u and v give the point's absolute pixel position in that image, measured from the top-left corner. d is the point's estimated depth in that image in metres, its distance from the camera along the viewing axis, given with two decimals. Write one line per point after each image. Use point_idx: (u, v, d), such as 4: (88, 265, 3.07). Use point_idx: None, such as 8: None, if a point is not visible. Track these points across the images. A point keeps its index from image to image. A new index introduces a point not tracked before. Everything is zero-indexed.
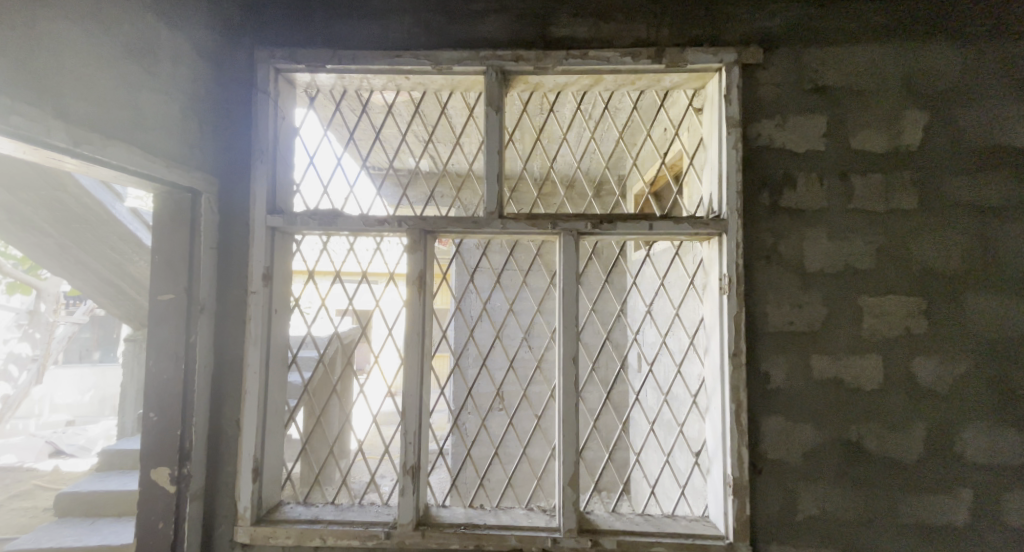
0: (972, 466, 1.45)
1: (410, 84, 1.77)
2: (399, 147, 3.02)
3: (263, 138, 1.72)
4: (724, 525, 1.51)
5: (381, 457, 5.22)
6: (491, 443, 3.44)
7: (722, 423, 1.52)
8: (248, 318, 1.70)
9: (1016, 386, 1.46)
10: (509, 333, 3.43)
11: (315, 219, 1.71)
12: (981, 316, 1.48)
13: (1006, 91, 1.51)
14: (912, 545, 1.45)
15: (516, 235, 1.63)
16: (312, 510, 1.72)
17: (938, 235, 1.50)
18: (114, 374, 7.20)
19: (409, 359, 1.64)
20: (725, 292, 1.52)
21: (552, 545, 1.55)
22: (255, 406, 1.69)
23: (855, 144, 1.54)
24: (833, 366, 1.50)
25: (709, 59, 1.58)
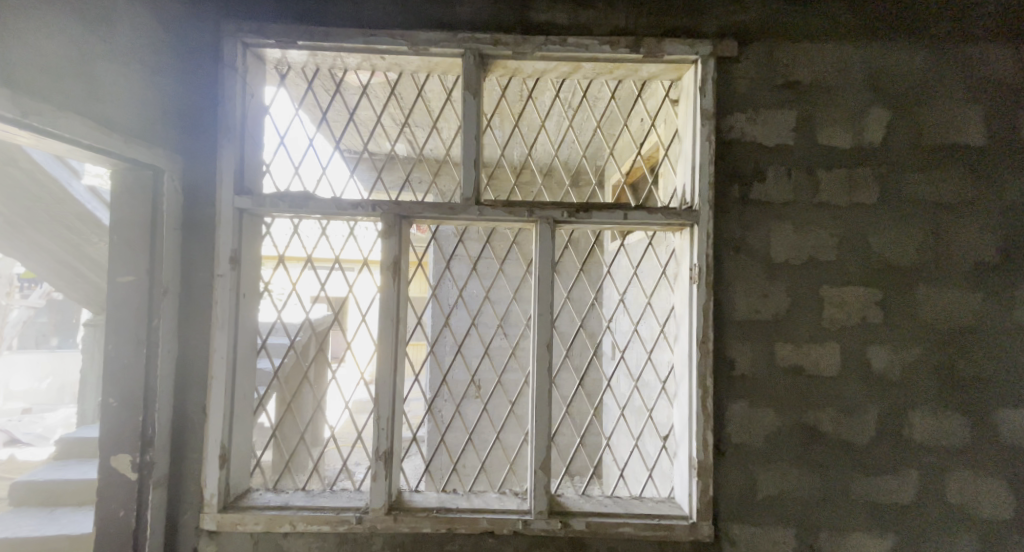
0: (920, 448, 1.54)
1: (385, 64, 1.72)
2: (374, 130, 2.96)
3: (231, 115, 1.67)
4: (688, 506, 1.58)
5: (353, 444, 5.19)
6: (465, 429, 3.47)
7: (689, 409, 1.57)
8: (215, 302, 1.65)
9: (964, 374, 1.54)
10: (485, 320, 3.45)
11: (286, 202, 1.67)
12: (934, 308, 1.55)
13: (966, 93, 1.57)
14: (863, 522, 1.54)
15: (492, 222, 1.63)
16: (282, 497, 1.71)
17: (895, 230, 1.57)
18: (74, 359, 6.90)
19: (383, 346, 1.63)
20: (695, 281, 1.57)
21: (523, 528, 1.59)
22: (223, 392, 1.66)
23: (823, 140, 1.59)
24: (795, 354, 1.57)
25: (686, 50, 1.60)
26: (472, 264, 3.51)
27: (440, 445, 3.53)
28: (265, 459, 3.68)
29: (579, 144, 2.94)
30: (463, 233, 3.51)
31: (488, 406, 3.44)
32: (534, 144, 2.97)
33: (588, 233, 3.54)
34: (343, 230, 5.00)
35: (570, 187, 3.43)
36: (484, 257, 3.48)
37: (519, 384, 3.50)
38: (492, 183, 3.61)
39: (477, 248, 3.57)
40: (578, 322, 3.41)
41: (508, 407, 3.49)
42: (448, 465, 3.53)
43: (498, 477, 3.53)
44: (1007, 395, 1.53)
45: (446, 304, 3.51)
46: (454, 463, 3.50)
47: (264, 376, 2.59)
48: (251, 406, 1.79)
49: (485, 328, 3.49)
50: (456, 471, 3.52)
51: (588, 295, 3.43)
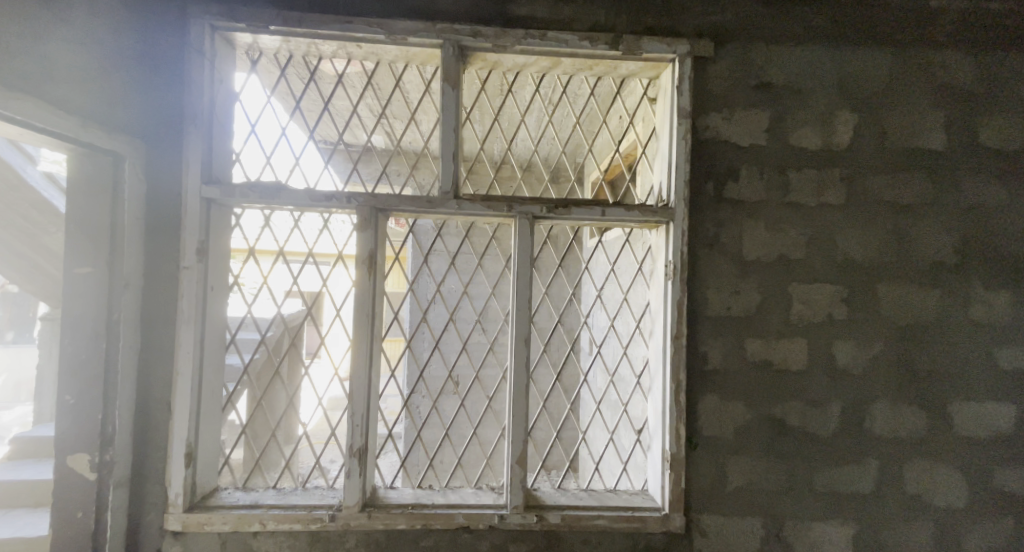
0: (880, 439, 1.60)
1: (361, 53, 1.68)
2: (351, 121, 2.91)
3: (197, 100, 1.60)
4: (661, 497, 1.61)
5: (327, 441, 5.11)
6: (442, 425, 3.45)
7: (662, 403, 1.60)
8: (180, 295, 1.59)
9: (922, 368, 1.60)
10: (463, 316, 3.44)
11: (256, 192, 1.61)
12: (896, 305, 1.61)
13: (930, 99, 1.63)
14: (826, 512, 1.59)
15: (471, 216, 1.62)
16: (252, 496, 1.66)
17: (861, 230, 1.62)
18: (32, 356, 6.60)
19: (358, 341, 1.61)
20: (670, 277, 1.59)
21: (498, 522, 1.59)
22: (189, 388, 1.60)
23: (794, 141, 1.63)
24: (764, 349, 1.61)
25: (664, 49, 1.61)
26: (450, 259, 3.49)
27: (416, 441, 3.51)
28: (236, 456, 3.63)
29: (558, 140, 2.94)
30: (441, 228, 3.48)
31: (465, 401, 3.43)
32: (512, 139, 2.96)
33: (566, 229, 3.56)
34: (317, 223, 4.90)
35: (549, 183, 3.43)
36: (463, 252, 3.46)
37: (498, 379, 3.50)
38: (471, 178, 3.59)
39: (455, 243, 3.56)
40: (556, 318, 3.43)
41: (485, 403, 3.49)
42: (424, 460, 3.51)
43: (474, 473, 3.53)
44: (962, 388, 1.60)
45: (423, 299, 3.49)
46: (430, 458, 3.48)
47: (235, 373, 2.52)
48: (220, 403, 1.73)
49: (463, 324, 3.48)
50: (432, 467, 3.50)
51: (567, 291, 3.45)
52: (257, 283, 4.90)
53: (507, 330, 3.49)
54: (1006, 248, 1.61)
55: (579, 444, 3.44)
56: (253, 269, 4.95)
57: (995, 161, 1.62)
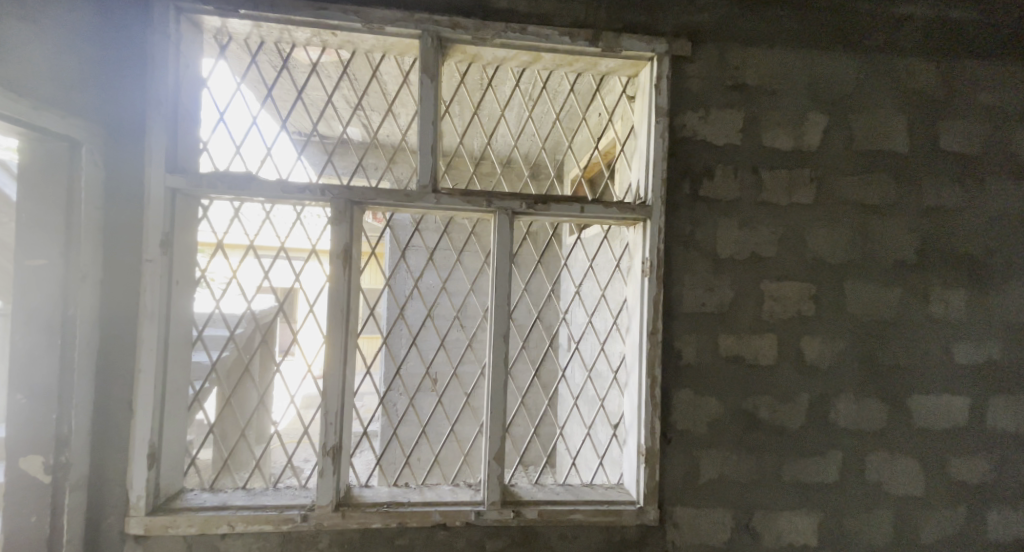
0: (845, 431, 1.65)
1: (337, 41, 1.63)
2: (326, 112, 2.84)
3: (161, 85, 1.52)
4: (636, 491, 1.63)
5: (299, 440, 4.99)
6: (418, 422, 3.42)
7: (638, 398, 1.63)
8: (142, 290, 1.52)
9: (884, 362, 1.66)
10: (441, 312, 3.41)
11: (225, 183, 1.55)
12: (861, 302, 1.67)
13: (895, 103, 1.69)
14: (794, 502, 1.64)
15: (450, 211, 1.60)
16: (220, 497, 1.61)
17: (829, 229, 1.67)
18: None
19: (332, 337, 1.57)
20: (646, 274, 1.61)
21: (475, 519, 1.58)
22: (151, 386, 1.53)
23: (766, 141, 1.67)
24: (736, 344, 1.65)
25: (643, 47, 1.62)
26: (429, 254, 3.45)
27: (392, 439, 3.47)
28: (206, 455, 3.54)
29: (539, 137, 2.93)
30: (419, 223, 3.45)
31: (443, 398, 3.42)
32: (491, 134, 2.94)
33: (545, 226, 3.56)
34: (290, 216, 4.78)
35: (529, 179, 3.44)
36: (441, 247, 3.44)
37: (476, 375, 3.49)
38: (450, 172, 3.55)
39: (434, 238, 3.53)
40: (535, 314, 3.44)
41: (462, 399, 3.48)
42: (400, 458, 3.47)
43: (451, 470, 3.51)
44: (921, 382, 1.66)
45: (400, 295, 3.45)
46: (406, 456, 3.45)
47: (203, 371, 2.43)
48: (186, 402, 1.67)
49: (441, 320, 3.45)
50: (408, 465, 3.46)
51: (546, 287, 3.45)
52: (225, 278, 4.74)
53: (485, 326, 3.48)
54: (964, 248, 1.68)
55: (556, 440, 3.45)
56: (222, 263, 4.79)
57: (954, 165, 1.69)
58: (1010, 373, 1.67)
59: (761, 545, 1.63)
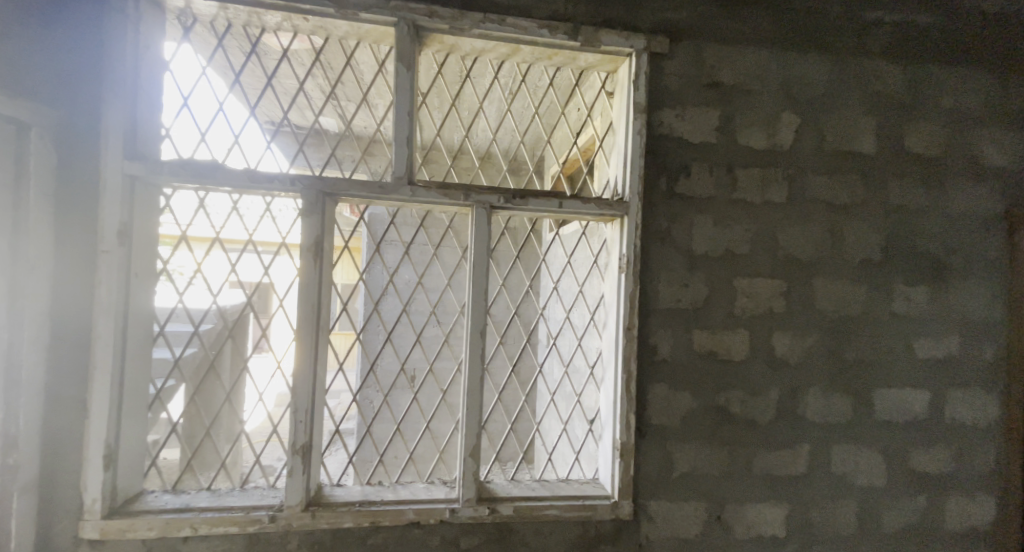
0: (812, 424, 1.69)
1: (309, 26, 1.57)
2: (297, 100, 2.76)
3: (119, 66, 1.45)
4: (611, 485, 1.64)
5: (268, 438, 4.87)
6: (392, 419, 3.37)
7: (614, 393, 1.63)
8: (98, 282, 1.44)
9: (850, 357, 1.71)
10: (417, 307, 3.37)
11: (188, 170, 1.48)
12: (830, 299, 1.71)
13: (864, 106, 1.73)
14: (764, 494, 1.67)
15: (426, 204, 1.58)
16: (182, 499, 1.54)
17: (801, 227, 1.70)
18: None
19: (302, 333, 1.53)
20: (623, 270, 1.62)
21: (450, 517, 1.56)
22: (108, 384, 1.45)
23: (741, 140, 1.69)
24: (710, 340, 1.67)
25: (622, 43, 1.62)
26: (405, 249, 3.40)
27: (365, 436, 3.41)
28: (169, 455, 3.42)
29: (518, 132, 2.91)
30: (395, 217, 3.39)
31: (418, 394, 3.37)
32: (470, 127, 2.91)
33: (523, 221, 3.54)
34: (260, 208, 4.64)
35: (507, 174, 3.42)
36: (418, 242, 3.39)
37: (451, 371, 3.46)
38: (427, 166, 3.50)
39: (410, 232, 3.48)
40: (512, 309, 3.43)
41: (437, 395, 3.44)
42: (373, 456, 3.42)
43: (426, 467, 3.47)
44: (883, 376, 1.72)
45: (376, 290, 3.39)
46: (380, 454, 3.39)
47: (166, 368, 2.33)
48: (146, 401, 1.59)
49: (417, 315, 3.40)
50: (382, 462, 3.41)
51: (524, 282, 3.44)
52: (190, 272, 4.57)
53: (462, 321, 3.45)
54: (926, 247, 1.74)
55: (533, 435, 3.45)
56: (187, 256, 4.61)
57: (917, 166, 1.74)
58: (967, 368, 1.74)
59: (732, 537, 1.66)
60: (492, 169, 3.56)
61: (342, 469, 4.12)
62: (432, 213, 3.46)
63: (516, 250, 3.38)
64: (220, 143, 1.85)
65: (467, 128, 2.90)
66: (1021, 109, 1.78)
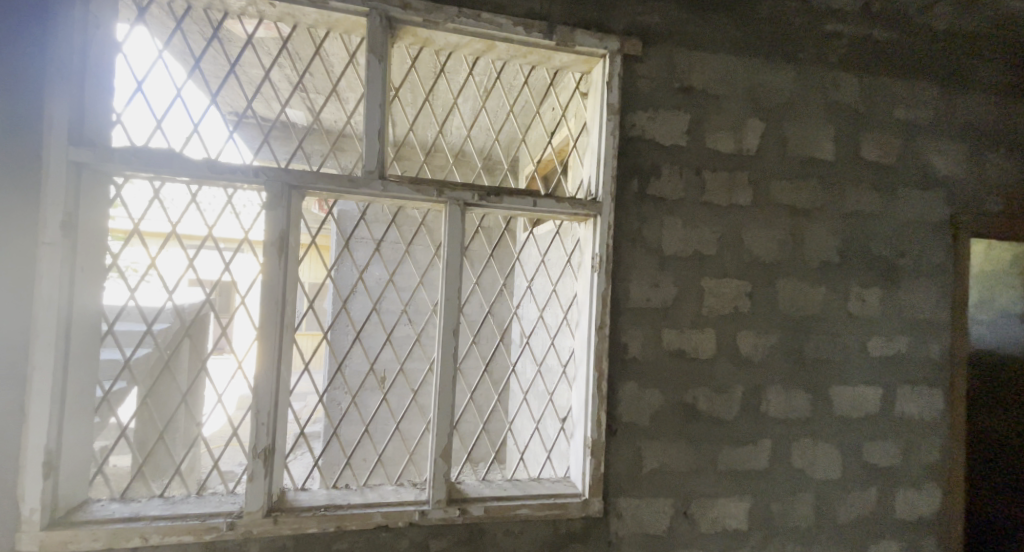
0: (774, 420, 1.75)
1: (275, 13, 1.51)
2: (263, 89, 2.64)
3: (66, 47, 1.36)
4: (581, 483, 1.65)
5: (227, 443, 4.68)
6: (361, 420, 3.29)
7: (585, 392, 1.64)
8: (39, 276, 1.34)
9: (810, 355, 1.78)
10: (387, 306, 3.30)
11: (142, 159, 1.39)
12: (792, 299, 1.77)
13: (826, 115, 1.81)
14: (728, 489, 1.72)
15: (398, 200, 1.54)
16: (132, 507, 1.45)
17: (765, 230, 1.76)
18: None
19: (265, 331, 1.47)
20: (596, 269, 1.63)
21: (419, 519, 1.53)
22: (48, 385, 1.35)
23: (710, 144, 1.72)
24: (679, 338, 1.69)
25: (596, 44, 1.63)
26: (376, 246, 3.34)
27: (332, 438, 3.32)
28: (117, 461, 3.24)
29: (492, 130, 2.89)
30: (366, 213, 3.32)
31: (388, 394, 3.31)
32: (443, 124, 2.87)
33: (496, 220, 3.53)
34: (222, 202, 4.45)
35: (481, 172, 3.40)
36: (389, 240, 3.33)
37: (421, 371, 3.41)
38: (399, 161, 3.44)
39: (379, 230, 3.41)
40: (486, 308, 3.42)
41: (408, 395, 3.38)
42: (340, 458, 3.33)
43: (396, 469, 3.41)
44: (840, 373, 1.80)
45: (344, 288, 3.31)
46: (346, 456, 3.31)
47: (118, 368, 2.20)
48: (93, 404, 1.48)
49: (387, 314, 3.34)
50: (348, 465, 3.32)
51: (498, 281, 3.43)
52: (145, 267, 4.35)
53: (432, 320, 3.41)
54: (879, 251, 1.83)
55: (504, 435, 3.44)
56: (140, 252, 4.38)
57: (873, 173, 1.83)
58: (914, 365, 1.84)
59: (698, 532, 1.69)
60: (465, 167, 3.53)
61: (307, 473, 4.00)
62: (403, 209, 3.41)
63: (490, 249, 3.36)
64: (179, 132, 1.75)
65: (441, 124, 2.86)
66: (967, 123, 1.89)
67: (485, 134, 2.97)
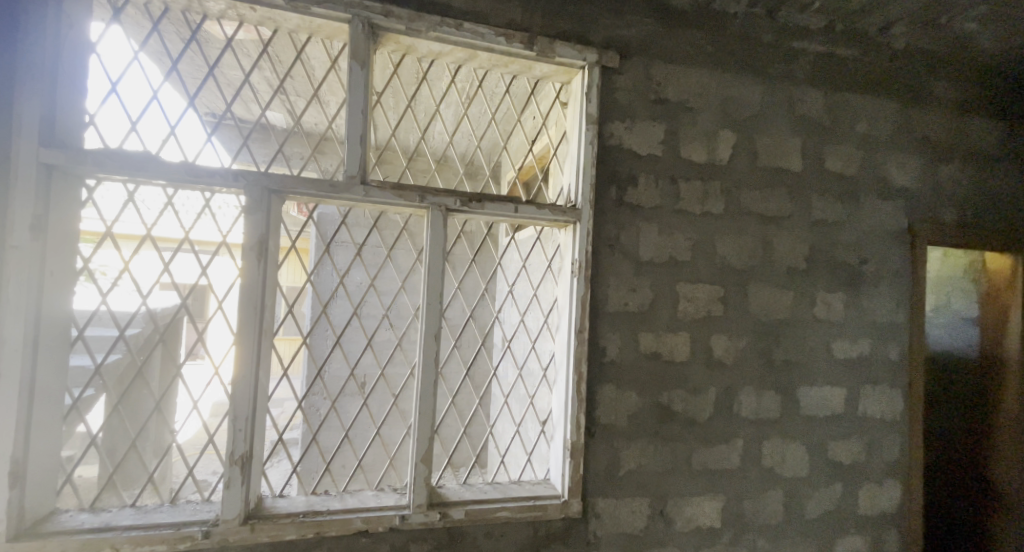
0: (745, 420, 1.81)
1: (256, 17, 1.50)
2: (242, 92, 2.61)
3: (37, 48, 1.34)
4: (561, 485, 1.67)
5: (203, 450, 4.58)
6: (341, 427, 3.26)
7: (565, 394, 1.67)
8: (5, 281, 1.30)
9: (779, 357, 1.85)
10: (369, 311, 3.29)
11: (116, 161, 1.37)
12: (762, 303, 1.84)
13: (794, 127, 1.89)
14: (702, 487, 1.77)
15: (380, 205, 1.55)
16: (102, 517, 1.41)
17: (736, 237, 1.82)
18: None
19: (243, 337, 1.46)
20: (576, 275, 1.66)
21: (400, 523, 1.53)
22: (14, 393, 1.31)
23: (684, 154, 1.78)
24: (655, 341, 1.74)
25: (576, 56, 1.67)
26: (357, 250, 3.33)
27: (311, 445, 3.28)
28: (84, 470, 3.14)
29: (473, 136, 2.91)
30: (347, 217, 3.31)
31: (369, 399, 3.29)
32: (425, 129, 2.88)
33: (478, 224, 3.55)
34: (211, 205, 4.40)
35: (463, 177, 3.42)
36: (371, 244, 3.32)
37: (401, 376, 3.40)
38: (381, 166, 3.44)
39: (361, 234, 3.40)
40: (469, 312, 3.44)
41: (389, 400, 3.37)
42: (319, 464, 3.30)
43: (376, 475, 3.39)
44: (808, 375, 1.87)
45: (324, 293, 3.28)
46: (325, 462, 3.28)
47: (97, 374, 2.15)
48: (62, 412, 1.44)
49: (368, 319, 3.33)
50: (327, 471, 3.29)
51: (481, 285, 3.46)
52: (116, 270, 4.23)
53: (413, 324, 3.40)
54: (843, 257, 1.91)
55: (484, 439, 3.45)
56: (112, 255, 4.26)
57: (837, 184, 1.92)
58: (876, 366, 1.93)
59: (674, 530, 1.74)
60: (447, 172, 3.54)
61: (285, 480, 3.93)
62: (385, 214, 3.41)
63: (472, 254, 3.38)
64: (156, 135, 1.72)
65: (423, 130, 2.87)
66: (924, 137, 2.00)
67: (466, 140, 2.99)
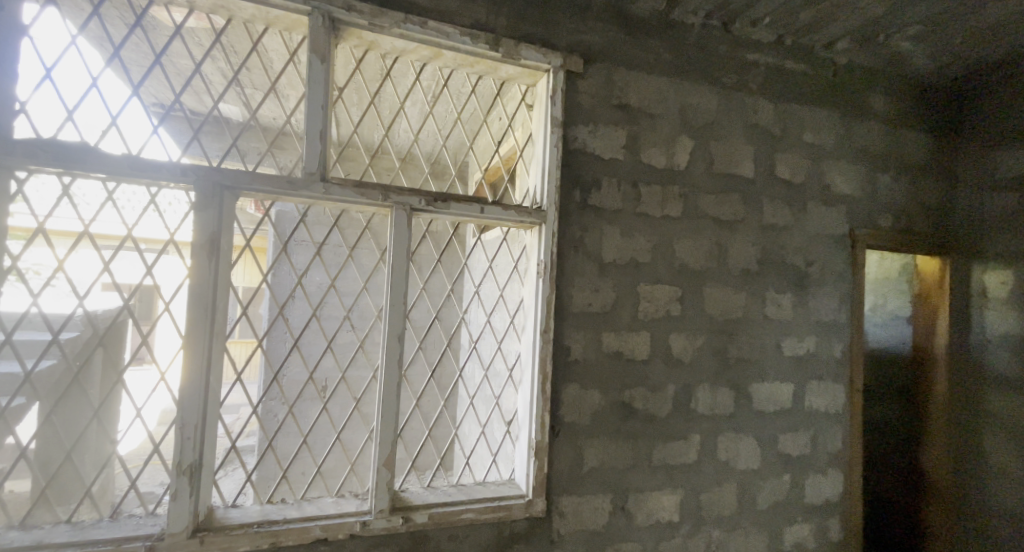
0: (702, 416, 1.87)
1: (208, 4, 1.43)
2: (193, 82, 2.48)
3: None
4: (525, 485, 1.67)
5: (146, 461, 4.33)
6: (299, 432, 3.16)
7: (530, 394, 1.68)
8: None
9: (733, 355, 1.92)
10: (328, 312, 3.20)
11: (51, 152, 1.28)
12: (717, 304, 1.91)
13: (748, 135, 1.96)
14: (661, 482, 1.81)
15: (341, 203, 1.51)
16: (34, 534, 1.31)
17: (694, 239, 1.88)
18: None
19: (193, 339, 1.39)
20: (541, 276, 1.67)
21: (361, 530, 1.49)
22: None
23: (644, 158, 1.82)
24: (617, 341, 1.77)
25: (541, 59, 1.68)
26: (317, 250, 3.23)
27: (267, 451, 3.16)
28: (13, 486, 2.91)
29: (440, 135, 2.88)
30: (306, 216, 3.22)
31: (329, 403, 3.21)
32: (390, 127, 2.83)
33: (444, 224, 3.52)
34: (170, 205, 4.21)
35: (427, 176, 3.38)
36: (332, 243, 3.24)
37: (363, 379, 3.32)
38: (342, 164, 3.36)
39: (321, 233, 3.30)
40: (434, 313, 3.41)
41: (348, 403, 3.29)
42: (275, 471, 3.18)
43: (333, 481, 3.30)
44: (760, 372, 1.96)
45: (282, 294, 3.18)
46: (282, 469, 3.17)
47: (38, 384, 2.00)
48: None
49: (328, 320, 3.24)
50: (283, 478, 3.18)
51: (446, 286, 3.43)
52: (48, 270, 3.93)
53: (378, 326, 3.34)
54: (792, 259, 2.01)
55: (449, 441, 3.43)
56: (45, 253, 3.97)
57: (786, 190, 2.01)
58: (821, 363, 2.04)
59: (634, 525, 1.77)
60: (411, 171, 3.50)
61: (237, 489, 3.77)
62: (347, 213, 3.33)
63: (438, 254, 3.35)
64: (98, 124, 1.61)
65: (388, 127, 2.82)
66: (864, 147, 2.13)
67: (431, 139, 2.95)
